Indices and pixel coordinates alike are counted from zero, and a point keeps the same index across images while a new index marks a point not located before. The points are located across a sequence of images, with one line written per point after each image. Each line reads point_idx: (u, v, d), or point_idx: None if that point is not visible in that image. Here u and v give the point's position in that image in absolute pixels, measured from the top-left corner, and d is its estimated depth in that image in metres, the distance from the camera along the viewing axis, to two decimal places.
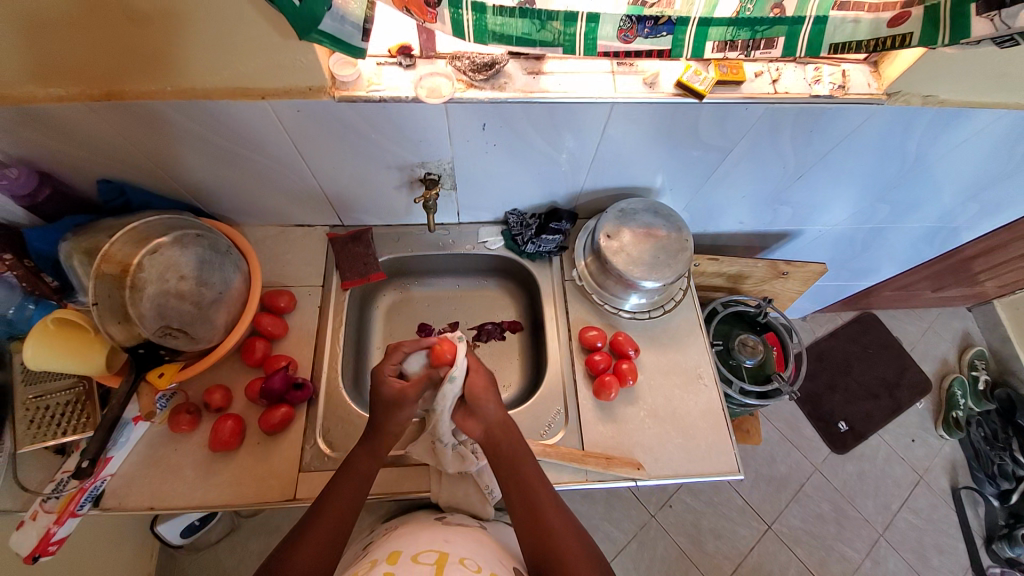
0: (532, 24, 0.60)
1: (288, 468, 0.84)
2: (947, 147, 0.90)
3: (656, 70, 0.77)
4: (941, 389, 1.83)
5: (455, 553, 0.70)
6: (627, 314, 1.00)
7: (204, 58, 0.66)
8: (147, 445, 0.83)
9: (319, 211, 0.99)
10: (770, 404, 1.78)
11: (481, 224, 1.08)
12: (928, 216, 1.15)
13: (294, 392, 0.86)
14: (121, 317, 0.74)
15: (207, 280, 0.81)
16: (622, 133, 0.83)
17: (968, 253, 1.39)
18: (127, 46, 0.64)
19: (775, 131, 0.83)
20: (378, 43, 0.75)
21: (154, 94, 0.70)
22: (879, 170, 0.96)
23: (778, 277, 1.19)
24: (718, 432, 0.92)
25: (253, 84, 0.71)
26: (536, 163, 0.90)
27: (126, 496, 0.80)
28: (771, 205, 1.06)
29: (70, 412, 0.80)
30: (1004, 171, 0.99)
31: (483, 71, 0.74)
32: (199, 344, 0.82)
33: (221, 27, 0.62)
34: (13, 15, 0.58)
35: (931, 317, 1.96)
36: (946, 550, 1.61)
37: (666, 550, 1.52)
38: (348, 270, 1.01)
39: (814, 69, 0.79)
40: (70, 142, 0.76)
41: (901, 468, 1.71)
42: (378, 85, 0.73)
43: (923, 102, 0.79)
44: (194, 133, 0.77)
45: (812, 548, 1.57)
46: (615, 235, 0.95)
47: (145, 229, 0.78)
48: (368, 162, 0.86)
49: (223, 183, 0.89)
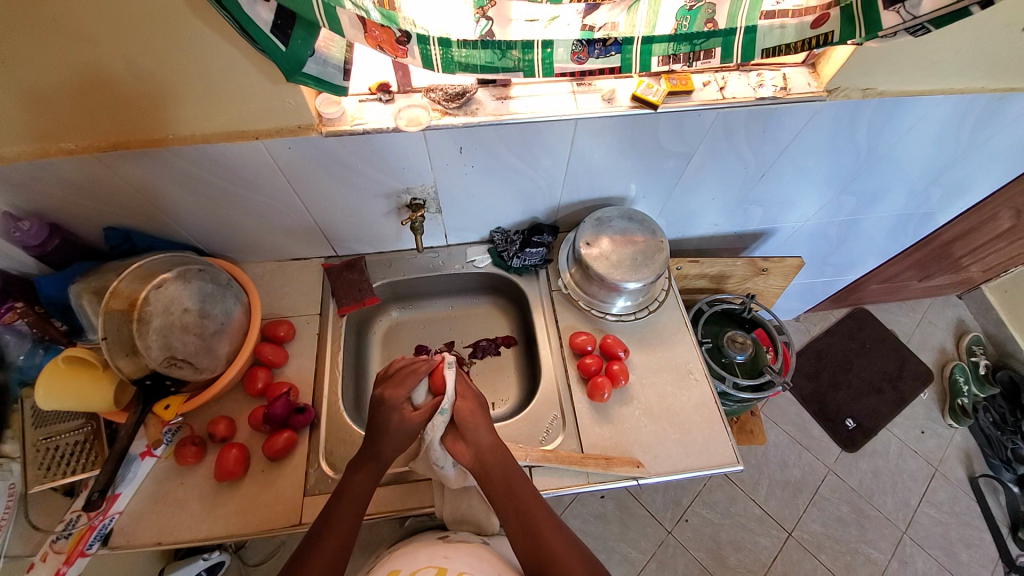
0: (493, 54, 0.66)
1: (292, 493, 0.84)
2: (896, 134, 0.97)
3: (612, 87, 0.85)
4: (943, 377, 1.83)
5: (453, 568, 0.71)
6: (614, 317, 1.04)
7: (201, 105, 0.74)
8: (154, 480, 0.84)
9: (313, 243, 1.05)
10: (775, 408, 1.77)
11: (468, 244, 1.13)
12: (896, 203, 1.20)
13: (296, 416, 0.88)
14: (129, 350, 0.78)
15: (209, 312, 0.86)
16: (589, 146, 0.89)
17: (946, 237, 1.43)
18: (130, 101, 0.72)
19: (731, 134, 0.90)
20: (360, 83, 0.83)
21: (157, 143, 0.78)
22: (837, 162, 1.02)
23: (758, 274, 1.23)
24: (715, 425, 0.93)
25: (246, 126, 0.78)
26: (513, 181, 0.96)
27: (134, 533, 0.80)
28: (741, 205, 1.11)
29: (81, 451, 0.82)
30: (958, 155, 1.05)
31: (456, 100, 0.81)
32: (202, 374, 0.86)
33: (214, 75, 0.70)
34: (14, 81, 0.65)
35: (923, 307, 1.99)
36: (974, 543, 1.57)
37: (687, 567, 1.48)
38: (343, 297, 1.05)
39: (757, 75, 0.87)
40: (79, 192, 0.83)
41: (915, 461, 1.69)
42: (361, 120, 0.80)
43: (863, 95, 0.86)
44: (193, 176, 0.84)
45: (836, 552, 1.52)
46: (594, 243, 1.00)
47: (151, 266, 0.83)
48: (358, 192, 0.93)
49: (221, 223, 0.95)
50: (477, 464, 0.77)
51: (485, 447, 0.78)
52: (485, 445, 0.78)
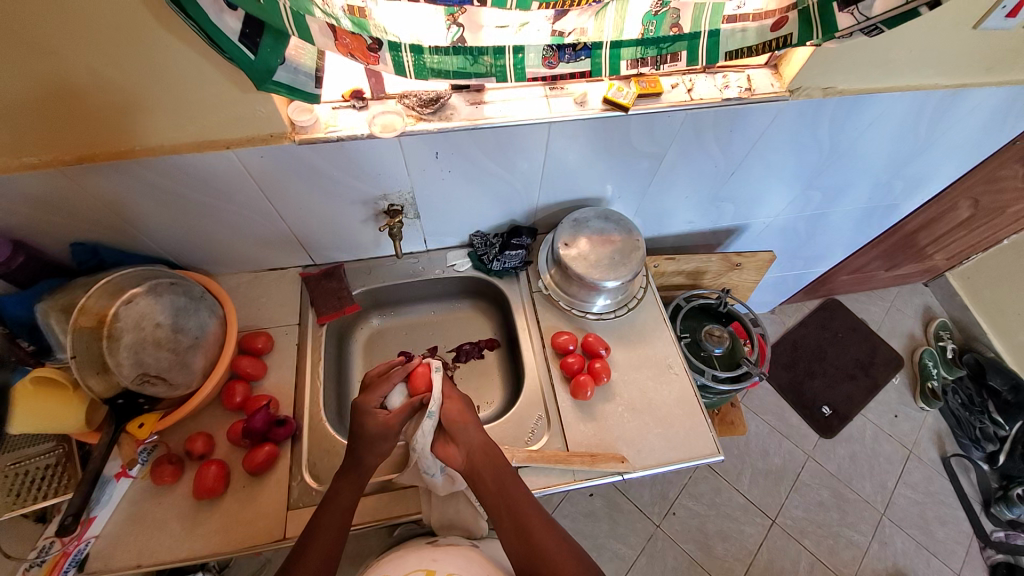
0: (465, 60, 0.67)
1: (276, 507, 0.83)
2: (857, 131, 1.01)
3: (584, 91, 0.86)
4: (913, 362, 1.90)
5: (441, 570, 0.73)
6: (594, 316, 1.06)
7: (169, 115, 0.73)
8: (131, 501, 0.82)
9: (290, 252, 1.04)
10: (755, 399, 1.82)
11: (448, 249, 1.14)
12: (860, 196, 1.25)
13: (277, 430, 0.86)
14: (99, 367, 0.76)
15: (183, 326, 0.84)
16: (564, 148, 0.91)
17: (910, 227, 1.49)
18: (95, 112, 0.70)
19: (700, 135, 0.93)
20: (332, 91, 0.83)
21: (124, 154, 0.76)
22: (803, 159, 1.05)
23: (733, 268, 1.27)
24: (696, 417, 0.95)
25: (217, 135, 0.77)
26: (490, 185, 0.96)
27: (112, 556, 0.78)
28: (714, 203, 1.14)
29: (52, 475, 0.79)
30: (916, 149, 1.10)
31: (430, 105, 0.82)
32: (177, 390, 0.84)
33: (181, 86, 0.69)
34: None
35: (891, 296, 2.06)
36: (948, 520, 1.63)
37: (676, 559, 1.50)
38: (322, 306, 1.04)
39: (723, 76, 0.89)
40: (43, 207, 0.80)
41: (889, 445, 1.75)
42: (335, 127, 0.80)
43: (825, 93, 0.90)
44: (163, 188, 0.82)
45: (819, 537, 1.57)
46: (572, 243, 1.01)
47: (120, 281, 0.81)
48: (334, 200, 0.92)
49: (193, 235, 0.93)
50: (467, 462, 0.78)
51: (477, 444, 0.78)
52: (473, 445, 0.78)
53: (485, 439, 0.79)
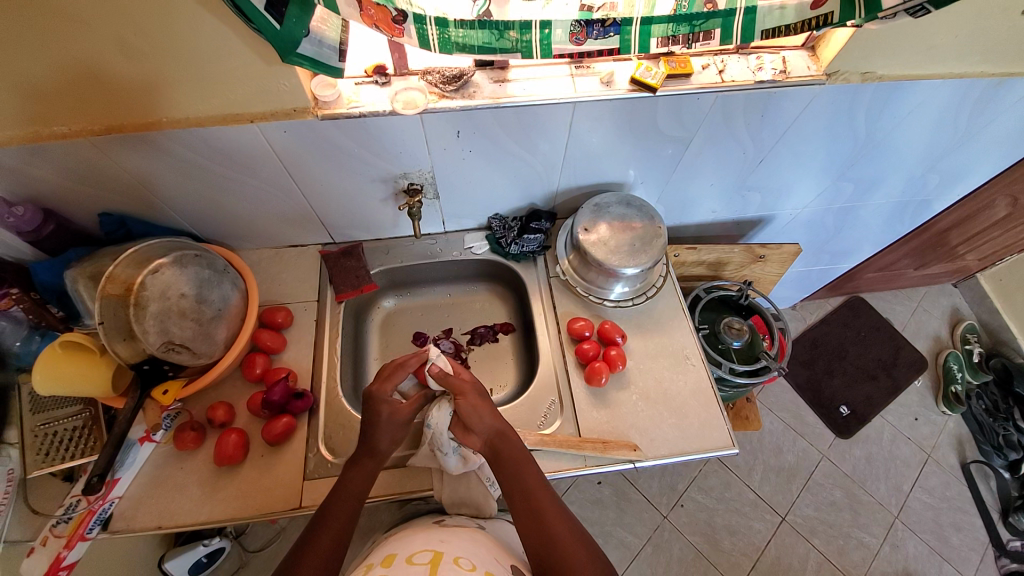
0: (491, 34, 0.65)
1: (291, 477, 0.85)
2: (896, 120, 0.96)
3: (611, 71, 0.84)
4: (937, 365, 1.85)
5: (450, 553, 0.70)
6: (612, 303, 1.04)
7: (194, 87, 0.73)
8: (153, 466, 0.84)
9: (311, 230, 1.05)
10: (771, 395, 1.79)
11: (466, 231, 1.13)
12: (893, 190, 1.20)
13: (295, 402, 0.88)
14: (126, 334, 0.78)
15: (206, 297, 0.86)
16: (588, 130, 0.89)
17: (942, 225, 1.44)
18: (121, 82, 0.70)
19: (730, 120, 0.90)
20: (355, 66, 0.83)
21: (150, 125, 0.77)
22: (836, 148, 1.01)
23: (756, 261, 1.24)
24: (711, 409, 0.94)
25: (242, 109, 0.77)
26: (511, 167, 0.95)
27: (134, 518, 0.80)
28: (740, 192, 1.11)
29: (78, 438, 0.82)
30: (957, 140, 1.05)
31: (453, 82, 0.81)
32: (201, 359, 0.86)
33: (206, 58, 0.69)
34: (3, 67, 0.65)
35: (919, 296, 2.00)
36: (965, 527, 1.60)
37: (682, 552, 1.50)
38: (341, 284, 1.05)
39: (757, 58, 0.86)
40: (74, 177, 0.82)
41: (908, 448, 1.71)
42: (358, 102, 0.79)
43: (863, 79, 0.86)
44: (188, 161, 0.83)
45: (830, 536, 1.55)
46: (592, 229, 0.99)
47: (146, 252, 0.82)
48: (354, 176, 0.92)
49: (214, 208, 0.94)
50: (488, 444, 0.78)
51: (492, 429, 0.79)
52: (491, 431, 0.78)
53: (502, 425, 0.79)
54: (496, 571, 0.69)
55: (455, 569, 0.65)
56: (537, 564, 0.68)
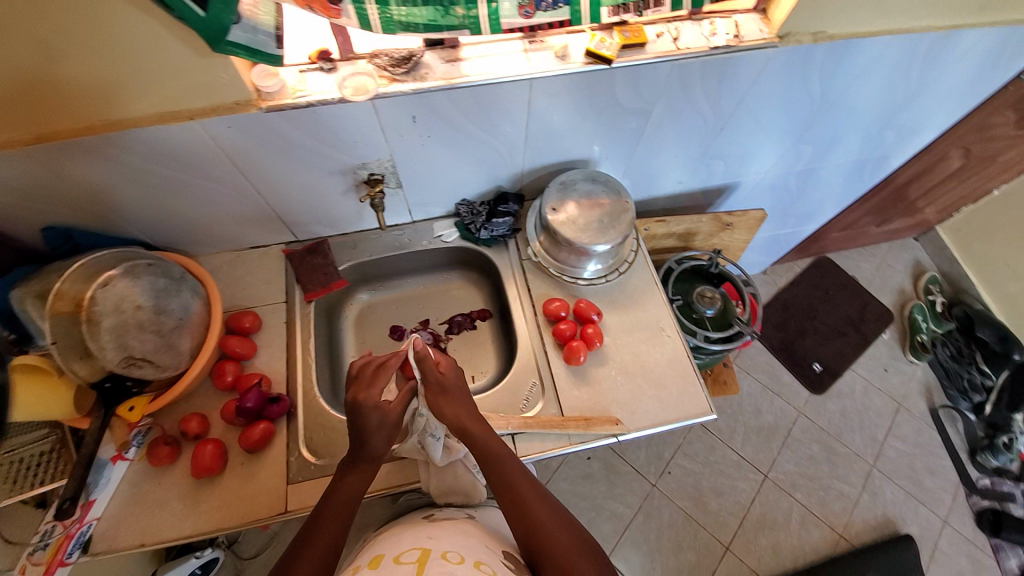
0: (436, 11, 0.63)
1: (275, 483, 0.83)
2: (848, 79, 0.97)
3: (564, 44, 0.83)
4: (903, 317, 1.92)
5: (438, 548, 0.70)
6: (585, 282, 1.04)
7: (128, 87, 0.69)
8: (130, 483, 0.82)
9: (271, 229, 1.02)
10: (747, 358, 1.84)
11: (434, 219, 1.11)
12: (852, 148, 1.22)
13: (271, 407, 0.86)
14: (82, 353, 0.75)
15: (165, 307, 0.82)
16: (547, 107, 0.87)
17: (901, 179, 1.47)
18: (46, 86, 0.66)
19: (687, 88, 0.89)
20: (298, 53, 0.79)
21: (86, 130, 0.73)
22: (792, 111, 1.02)
23: (723, 229, 1.25)
24: (688, 378, 0.96)
25: (181, 106, 0.73)
26: (473, 150, 0.94)
27: (115, 537, 0.78)
28: (703, 160, 1.11)
29: (47, 462, 0.79)
30: (910, 94, 1.07)
31: (403, 65, 0.78)
32: (165, 372, 0.83)
33: (137, 55, 0.65)
34: None
35: (882, 251, 2.06)
36: (936, 470, 1.68)
37: (672, 517, 1.55)
38: (309, 283, 1.02)
39: (709, 23, 0.85)
40: (9, 192, 0.77)
41: (879, 398, 1.79)
42: (304, 91, 0.76)
43: (814, 38, 0.86)
44: (131, 166, 0.79)
45: (810, 489, 1.62)
46: (560, 208, 0.99)
47: (95, 265, 0.79)
48: (310, 169, 0.89)
49: (168, 214, 0.90)
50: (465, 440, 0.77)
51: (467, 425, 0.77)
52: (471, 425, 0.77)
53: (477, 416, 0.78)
54: (486, 560, 0.70)
55: (444, 565, 0.65)
56: (527, 552, 0.69)
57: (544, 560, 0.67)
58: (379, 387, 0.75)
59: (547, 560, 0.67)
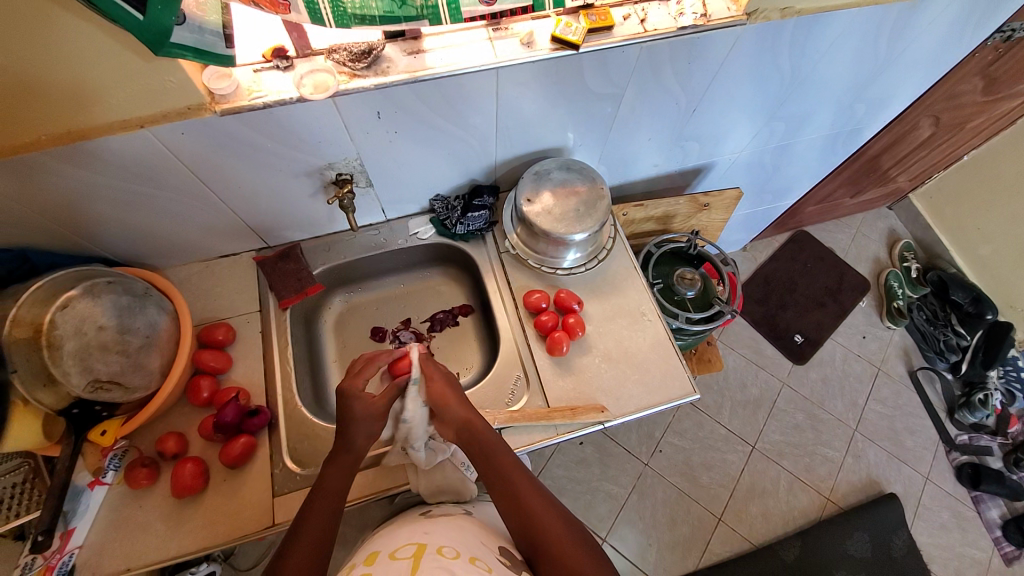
0: (392, 3, 0.60)
1: (261, 496, 0.82)
2: (817, 54, 0.96)
3: (529, 30, 0.80)
4: (879, 284, 1.96)
5: (433, 543, 0.69)
6: (564, 271, 1.03)
7: (68, 97, 0.64)
8: (110, 508, 0.80)
9: (239, 237, 0.98)
10: (731, 334, 1.86)
11: (409, 216, 1.09)
12: (824, 122, 1.22)
13: (250, 420, 0.84)
14: (45, 379, 0.72)
15: (130, 326, 0.79)
16: (516, 96, 0.85)
17: (874, 150, 1.49)
18: None
19: (657, 71, 0.88)
20: (251, 52, 0.75)
21: (26, 146, 0.68)
22: (764, 89, 1.02)
23: (701, 209, 1.26)
24: (672, 361, 0.96)
25: (129, 114, 0.69)
26: (443, 144, 0.91)
27: (99, 565, 0.76)
28: (679, 143, 1.11)
29: (21, 494, 0.76)
30: (879, 66, 1.07)
31: (363, 59, 0.75)
32: (134, 393, 0.80)
33: (75, 63, 0.61)
34: None
35: (857, 222, 2.10)
36: (917, 430, 1.74)
37: (665, 494, 1.58)
38: (282, 290, 0.99)
39: (676, 3, 0.84)
40: None
41: (858, 364, 1.83)
42: (260, 92, 0.72)
43: (782, 14, 0.85)
44: (81, 180, 0.75)
45: (796, 456, 1.66)
46: (536, 198, 0.97)
47: (52, 286, 0.75)
48: (275, 173, 0.86)
49: (128, 228, 0.86)
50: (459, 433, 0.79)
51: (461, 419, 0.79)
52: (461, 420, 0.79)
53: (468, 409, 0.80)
54: (482, 554, 0.69)
55: (440, 560, 0.64)
56: (521, 541, 0.69)
57: (537, 549, 0.67)
58: (364, 378, 0.80)
59: (540, 549, 0.67)
